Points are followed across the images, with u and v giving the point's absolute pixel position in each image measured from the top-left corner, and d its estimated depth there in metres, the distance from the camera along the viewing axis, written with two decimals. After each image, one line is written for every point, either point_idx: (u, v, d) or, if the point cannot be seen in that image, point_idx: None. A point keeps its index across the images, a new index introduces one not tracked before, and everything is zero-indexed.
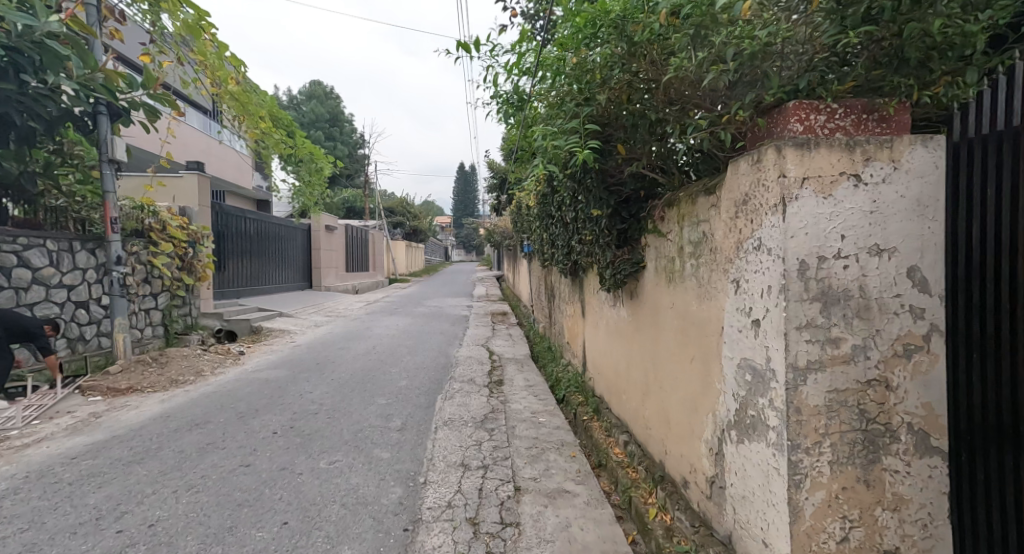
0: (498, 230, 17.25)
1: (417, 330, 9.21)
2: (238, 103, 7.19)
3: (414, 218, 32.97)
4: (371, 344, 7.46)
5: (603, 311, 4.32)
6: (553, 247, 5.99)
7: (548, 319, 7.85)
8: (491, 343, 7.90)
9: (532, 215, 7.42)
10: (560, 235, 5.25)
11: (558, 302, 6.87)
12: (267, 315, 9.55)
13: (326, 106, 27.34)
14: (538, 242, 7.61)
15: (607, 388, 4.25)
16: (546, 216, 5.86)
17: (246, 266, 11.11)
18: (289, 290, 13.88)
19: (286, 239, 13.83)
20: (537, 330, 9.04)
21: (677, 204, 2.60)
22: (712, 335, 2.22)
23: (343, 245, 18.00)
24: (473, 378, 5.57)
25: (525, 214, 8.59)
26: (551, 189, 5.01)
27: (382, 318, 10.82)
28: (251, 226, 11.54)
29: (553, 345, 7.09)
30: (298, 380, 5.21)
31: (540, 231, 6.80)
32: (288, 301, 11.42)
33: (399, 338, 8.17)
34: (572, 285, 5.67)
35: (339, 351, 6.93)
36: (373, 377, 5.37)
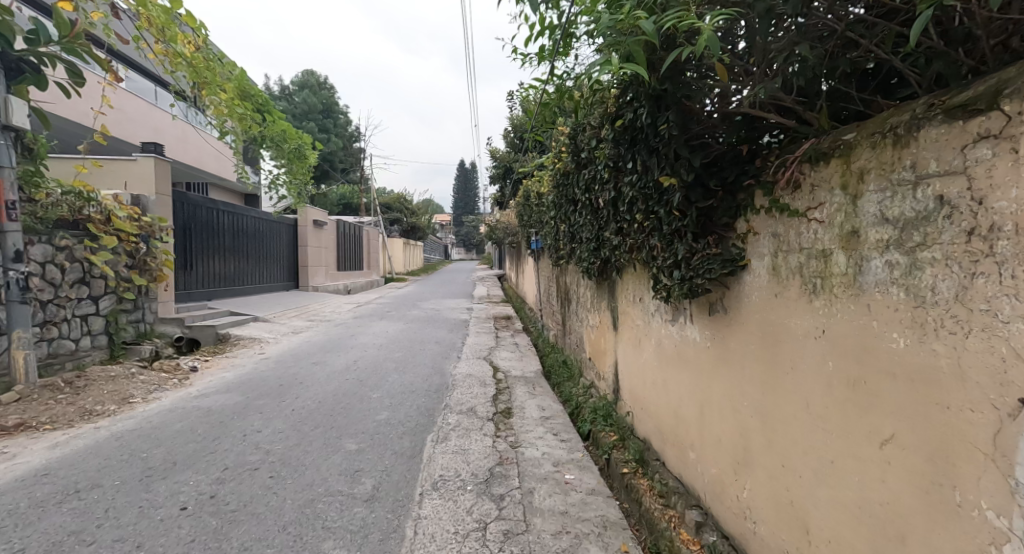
0: (500, 226, 16.13)
1: (409, 338, 8.04)
2: (194, 69, 6.07)
3: (412, 215, 31.78)
4: (353, 357, 6.31)
5: (652, 328, 3.19)
6: (572, 241, 4.87)
7: (563, 328, 6.72)
8: (494, 356, 6.74)
9: (544, 205, 6.29)
10: (585, 226, 4.15)
11: (579, 310, 5.73)
12: (239, 320, 8.40)
13: (320, 96, 26.15)
14: (550, 237, 6.48)
15: (660, 432, 3.12)
16: (564, 203, 4.74)
17: (219, 264, 9.98)
18: (271, 291, 12.69)
19: (268, 234, 12.65)
20: (547, 339, 7.90)
21: (841, 151, 1.46)
22: (964, 407, 1.08)
23: (334, 242, 16.88)
24: (473, 407, 4.42)
25: (534, 204, 7.45)
26: (577, 165, 3.92)
27: (371, 323, 9.63)
28: (226, 220, 10.36)
29: (570, 360, 5.97)
30: (248, 412, 4.05)
31: (555, 224, 5.68)
32: (267, 305, 10.25)
33: (386, 349, 7.00)
34: (599, 291, 4.56)
35: (311, 366, 5.76)
36: (345, 408, 4.21)
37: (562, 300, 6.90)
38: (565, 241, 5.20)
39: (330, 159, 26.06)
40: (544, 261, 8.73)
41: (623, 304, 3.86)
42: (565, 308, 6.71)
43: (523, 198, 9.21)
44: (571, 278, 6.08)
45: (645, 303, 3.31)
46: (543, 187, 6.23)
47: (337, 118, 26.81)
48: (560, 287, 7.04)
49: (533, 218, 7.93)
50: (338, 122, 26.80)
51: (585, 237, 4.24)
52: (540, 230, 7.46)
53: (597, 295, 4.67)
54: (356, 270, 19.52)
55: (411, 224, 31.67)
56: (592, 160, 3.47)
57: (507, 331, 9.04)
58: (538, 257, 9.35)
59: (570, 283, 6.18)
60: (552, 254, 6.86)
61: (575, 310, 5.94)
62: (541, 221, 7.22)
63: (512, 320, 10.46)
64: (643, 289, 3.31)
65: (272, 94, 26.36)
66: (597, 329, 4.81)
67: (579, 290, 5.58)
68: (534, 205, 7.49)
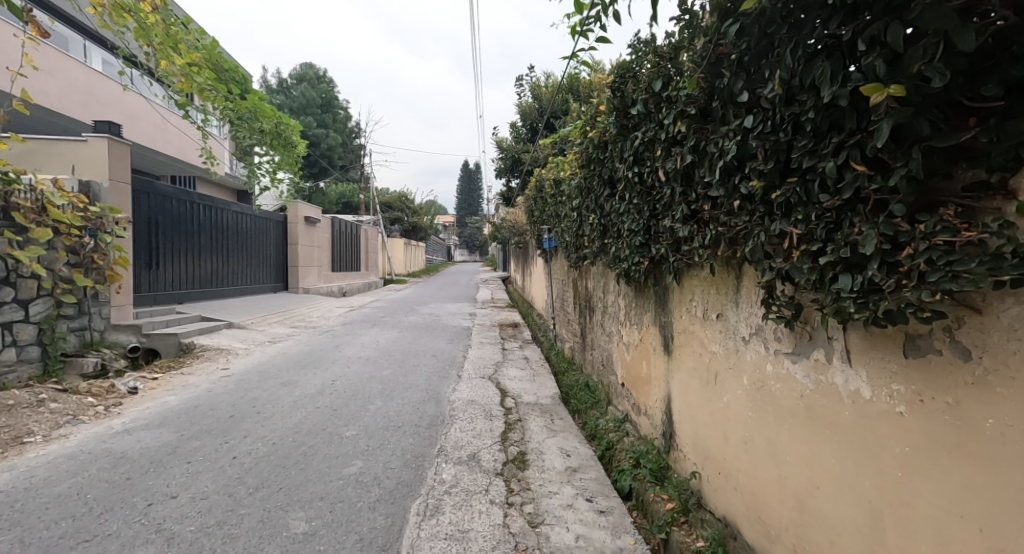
0: (506, 225, 15.16)
1: (403, 349, 6.99)
2: (142, 31, 5.05)
3: (414, 214, 30.85)
4: (334, 375, 5.27)
5: (746, 361, 2.14)
6: (607, 234, 3.80)
7: (587, 342, 5.66)
8: (501, 375, 5.69)
9: (564, 194, 5.29)
10: (631, 212, 3.08)
11: (609, 321, 4.66)
12: (208, 328, 7.39)
13: (319, 89, 25.22)
14: (570, 233, 5.43)
15: (759, 521, 2.05)
16: (595, 184, 3.68)
17: (193, 263, 8.99)
18: (255, 292, 11.67)
19: (254, 231, 11.65)
20: (561, 354, 6.89)
21: None
22: None
23: (328, 240, 15.90)
24: (476, 451, 3.37)
25: (548, 195, 6.43)
26: (625, 126, 2.86)
27: (362, 331, 8.61)
28: (203, 214, 9.36)
29: (597, 383, 4.95)
30: (171, 462, 3.00)
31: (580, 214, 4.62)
32: (247, 309, 9.24)
33: (374, 363, 5.97)
34: (646, 298, 3.49)
35: (279, 388, 4.71)
36: (305, 454, 3.16)
37: (585, 308, 5.84)
38: (595, 235, 4.14)
39: (328, 154, 25.09)
40: (559, 262, 7.67)
41: (686, 320, 2.80)
42: (588, 318, 5.63)
43: (534, 191, 8.17)
44: (598, 282, 5.01)
45: (733, 322, 2.25)
46: (564, 171, 5.17)
47: (337, 113, 25.88)
48: (581, 292, 5.99)
49: (548, 211, 6.90)
50: (337, 117, 25.87)
51: (628, 227, 3.18)
52: (557, 226, 6.41)
53: (642, 304, 3.59)
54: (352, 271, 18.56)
55: (412, 223, 30.68)
56: (655, 112, 2.41)
57: (514, 341, 8.00)
58: (551, 259, 8.30)
59: (597, 288, 5.09)
60: (572, 253, 5.80)
61: (604, 320, 4.87)
62: (558, 215, 6.17)
63: (519, 329, 9.41)
64: (733, 300, 2.25)
65: (269, 87, 25.45)
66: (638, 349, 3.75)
67: (612, 298, 4.50)
68: (549, 197, 6.45)
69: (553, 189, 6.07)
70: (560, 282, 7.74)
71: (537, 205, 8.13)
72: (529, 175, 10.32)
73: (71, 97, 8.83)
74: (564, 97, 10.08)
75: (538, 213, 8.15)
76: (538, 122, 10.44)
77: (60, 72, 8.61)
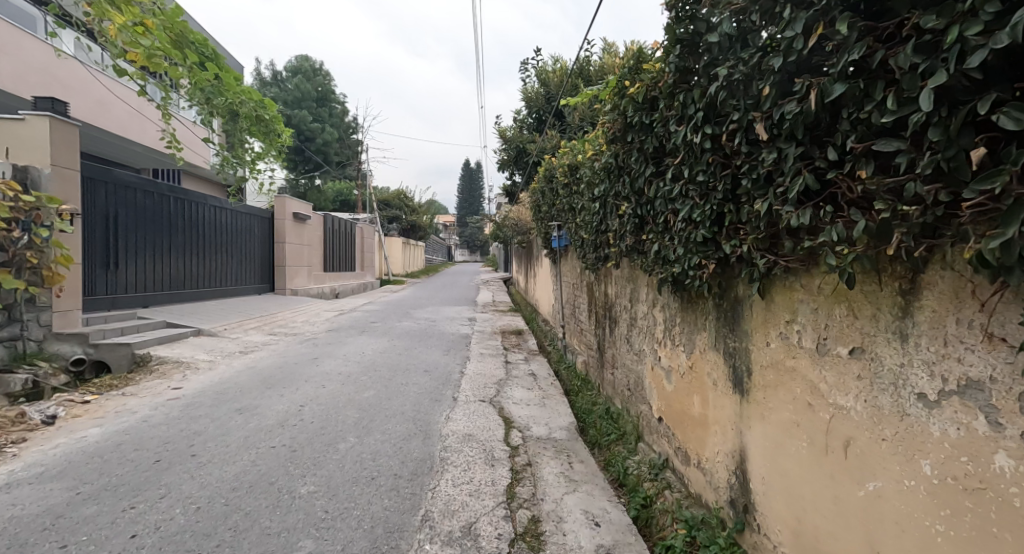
0: (508, 223, 14.29)
1: (391, 361, 6.11)
2: None
3: (413, 213, 30.00)
4: (303, 398, 4.40)
5: (930, 439, 1.26)
6: (648, 228, 2.91)
7: (609, 357, 4.76)
8: (504, 397, 4.79)
9: (581, 182, 4.44)
10: (693, 194, 2.20)
11: (641, 335, 3.77)
12: (171, 336, 6.53)
13: (314, 83, 24.36)
14: (589, 227, 4.54)
15: None
16: (633, 163, 2.80)
17: (162, 262, 8.16)
18: (234, 294, 10.80)
19: (235, 227, 10.79)
20: (574, 369, 6.03)
21: None
22: None
23: (320, 239, 15.07)
24: (472, 521, 2.49)
25: (561, 184, 5.55)
26: (697, 67, 1.99)
27: (349, 338, 7.76)
28: (176, 208, 8.52)
29: (625, 412, 4.10)
30: (39, 546, 2.11)
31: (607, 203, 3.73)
32: (221, 315, 8.36)
33: (356, 381, 5.09)
34: (704, 315, 2.61)
35: (232, 417, 3.83)
36: (234, 530, 2.28)
37: (605, 318, 4.95)
38: (629, 230, 3.25)
39: (324, 150, 24.21)
40: (571, 264, 6.77)
41: (779, 353, 1.93)
42: (611, 329, 4.72)
43: (542, 184, 7.28)
44: (626, 288, 4.12)
45: (894, 369, 1.38)
46: (583, 153, 4.28)
47: (333, 108, 25.00)
48: (601, 298, 5.09)
49: (559, 204, 6.03)
50: (333, 112, 25.00)
51: (684, 216, 2.29)
52: (570, 220, 5.54)
53: (698, 319, 2.71)
54: (346, 272, 17.70)
55: (411, 222, 29.80)
56: (767, 27, 1.54)
57: (518, 353, 7.11)
58: (560, 259, 7.42)
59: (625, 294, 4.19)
60: (591, 253, 4.90)
61: (633, 333, 3.98)
62: (573, 208, 5.27)
63: (523, 337, 8.52)
64: (895, 332, 1.37)
65: (263, 80, 24.57)
66: (688, 380, 2.86)
67: (647, 309, 3.60)
68: (560, 187, 5.56)
69: (566, 176, 5.18)
70: (572, 285, 6.83)
71: (545, 198, 7.23)
72: (535, 169, 9.41)
73: (27, 77, 7.97)
74: (574, 82, 9.18)
75: (546, 207, 7.26)
76: (545, 110, 9.55)
77: (14, 48, 7.74)
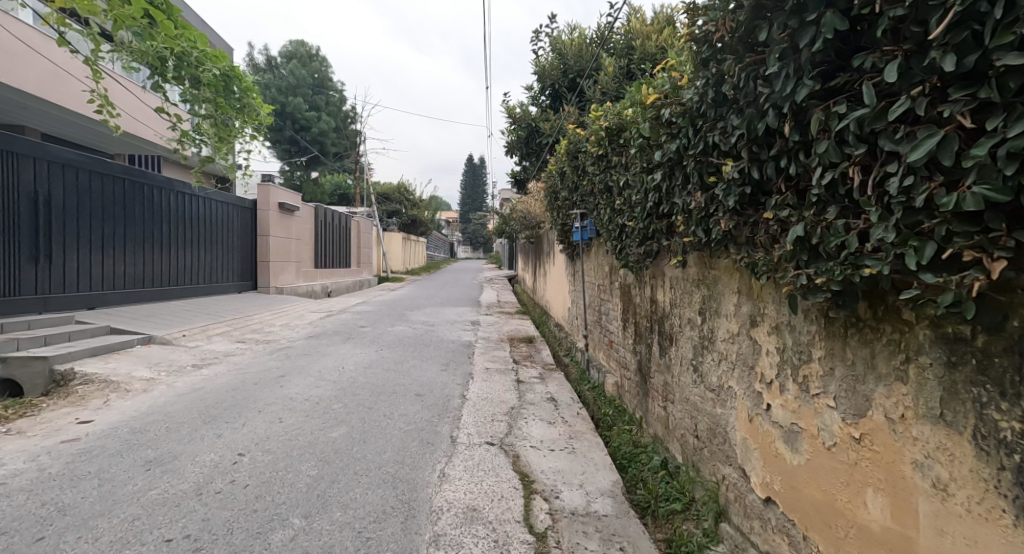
0: (516, 217, 13.12)
1: (376, 381, 4.94)
2: None
3: (414, 208, 28.83)
4: (245, 442, 3.23)
5: None
6: (778, 201, 1.74)
7: (663, 384, 3.58)
8: (518, 437, 3.62)
9: (628, 151, 3.28)
10: (954, 109, 1.06)
11: (726, 365, 2.58)
12: (110, 347, 5.41)
13: (310, 69, 23.23)
14: (638, 208, 3.35)
15: None
16: (761, 85, 1.63)
17: (113, 256, 7.07)
18: (206, 293, 9.66)
19: (210, 218, 9.70)
20: (604, 393, 4.87)
21: None
22: None
23: (309, 233, 13.96)
24: None
25: (590, 157, 4.37)
26: None
27: (332, 347, 6.61)
28: (134, 193, 7.47)
29: (693, 470, 2.94)
30: None
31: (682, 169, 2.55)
32: (184, 318, 7.20)
33: (326, 412, 3.92)
34: (907, 356, 1.42)
35: (131, 478, 2.67)
36: None
37: (655, 331, 3.76)
38: (726, 207, 2.07)
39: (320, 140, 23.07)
40: (598, 260, 5.58)
41: None
42: (665, 348, 3.53)
43: (561, 165, 6.12)
44: (699, 296, 2.93)
45: None
46: (633, 108, 3.11)
47: (330, 96, 23.88)
48: (648, 305, 3.90)
49: (587, 182, 4.84)
50: (330, 100, 23.88)
51: (915, 161, 1.14)
52: (604, 203, 4.37)
53: (882, 362, 1.52)
54: (341, 269, 16.58)
55: (412, 217, 28.64)
56: None
57: (531, 368, 5.96)
58: (583, 255, 6.25)
59: (695, 303, 2.99)
60: (635, 243, 3.70)
61: (709, 358, 2.78)
62: (609, 188, 4.09)
63: (535, 347, 7.35)
64: None
65: (256, 65, 23.44)
66: (846, 461, 1.68)
67: (744, 327, 2.41)
68: (590, 164, 4.39)
69: (600, 145, 4.00)
70: (598, 287, 5.64)
71: (564, 180, 6.04)
72: (548, 151, 8.24)
73: None
74: (594, 53, 8.00)
75: (566, 192, 6.09)
76: (561, 84, 8.36)
77: None
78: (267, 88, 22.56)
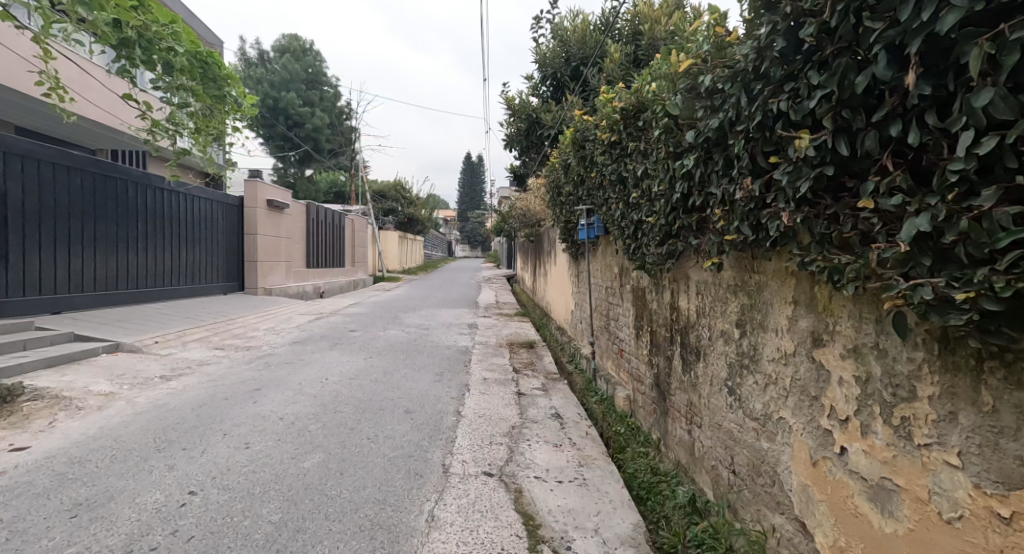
0: (515, 214, 12.64)
1: (361, 394, 4.47)
2: None
3: (411, 206, 28.31)
4: (199, 477, 2.76)
5: None
6: (884, 184, 1.28)
7: (687, 405, 3.11)
8: (519, 465, 3.15)
9: (651, 135, 2.80)
10: None
11: (774, 391, 2.12)
12: (69, 356, 4.91)
13: (303, 63, 22.71)
14: (659, 201, 2.89)
15: None
16: (874, 19, 1.16)
17: (81, 256, 6.59)
18: (188, 294, 9.16)
19: (191, 215, 9.21)
20: (616, 409, 4.41)
21: None
22: None
23: (300, 232, 13.46)
24: None
25: (600, 145, 3.91)
26: None
27: (317, 354, 6.12)
28: (105, 188, 6.99)
29: (730, 511, 2.48)
30: None
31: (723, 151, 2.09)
32: (160, 323, 6.71)
33: (301, 435, 3.45)
34: None
35: (47, 531, 2.18)
36: None
37: (677, 342, 3.30)
38: (792, 195, 1.61)
39: (314, 136, 22.55)
40: (606, 260, 5.12)
41: None
42: (690, 363, 3.07)
43: (565, 158, 5.65)
44: (736, 304, 2.47)
45: None
46: (658, 84, 2.64)
47: (324, 91, 23.36)
48: (668, 312, 3.44)
49: (595, 174, 4.37)
50: (324, 96, 23.36)
51: None
52: (615, 198, 3.90)
53: None
54: (334, 268, 16.07)
55: (408, 216, 28.13)
56: None
57: (533, 378, 5.49)
58: (590, 254, 5.78)
59: (731, 313, 2.53)
60: (653, 242, 3.24)
61: (751, 380, 2.31)
62: (623, 179, 3.63)
63: (536, 353, 6.88)
64: None
65: (249, 60, 22.91)
66: (983, 543, 1.22)
67: (801, 346, 1.94)
68: (600, 153, 3.92)
69: (613, 131, 3.54)
70: (606, 290, 5.17)
71: (569, 173, 5.58)
72: (549, 144, 7.76)
73: None
74: (598, 39, 7.50)
75: (571, 186, 5.63)
76: (563, 74, 7.88)
77: None
78: (259, 83, 22.03)
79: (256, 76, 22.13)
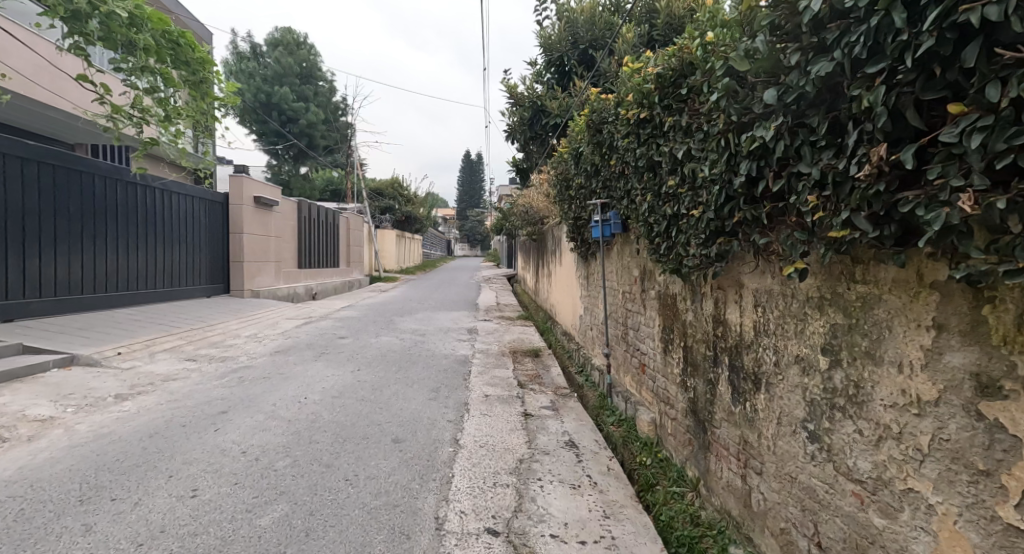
0: (517, 211, 12.04)
1: (344, 418, 3.85)
2: None
3: (409, 204, 27.70)
4: (120, 544, 2.14)
5: None
6: None
7: (739, 444, 2.51)
8: (530, 518, 2.54)
9: (703, 103, 2.20)
10: None
11: (896, 450, 1.52)
12: (10, 373, 4.27)
13: (296, 56, 22.03)
14: (709, 189, 2.30)
15: None
16: None
17: (37, 257, 5.97)
18: (165, 297, 8.57)
19: (169, 213, 8.63)
20: (640, 436, 3.82)
21: None
22: None
23: (291, 231, 12.85)
24: None
25: (624, 126, 3.32)
26: None
27: (300, 366, 5.51)
28: (68, 182, 6.43)
29: None
30: None
31: (827, 112, 1.50)
32: (127, 331, 6.10)
33: (266, 476, 2.84)
34: None
35: None
36: None
37: (723, 364, 2.70)
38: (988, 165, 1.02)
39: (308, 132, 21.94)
40: (626, 262, 4.52)
41: None
42: (744, 391, 2.46)
43: (576, 146, 5.06)
44: (823, 324, 1.87)
45: None
46: (716, 35, 2.04)
47: (317, 86, 22.72)
48: (711, 326, 2.83)
49: (615, 162, 3.78)
50: (319, 91, 22.75)
51: None
52: (643, 188, 3.31)
53: None
54: (328, 269, 15.45)
55: (406, 213, 27.50)
56: None
57: (540, 394, 4.90)
58: (607, 255, 5.19)
59: (813, 334, 1.92)
60: (693, 240, 2.65)
61: (852, 429, 1.71)
62: (654, 166, 3.03)
63: (542, 364, 6.28)
64: None
65: (240, 53, 22.25)
66: None
67: (951, 392, 1.34)
68: (624, 136, 3.32)
69: (644, 106, 2.94)
70: (625, 295, 4.57)
71: (581, 162, 4.98)
72: (555, 134, 7.14)
73: None
74: (608, 19, 6.90)
75: (584, 179, 5.02)
76: (570, 58, 7.24)
77: None
78: (251, 77, 21.37)
79: (247, 70, 21.49)
